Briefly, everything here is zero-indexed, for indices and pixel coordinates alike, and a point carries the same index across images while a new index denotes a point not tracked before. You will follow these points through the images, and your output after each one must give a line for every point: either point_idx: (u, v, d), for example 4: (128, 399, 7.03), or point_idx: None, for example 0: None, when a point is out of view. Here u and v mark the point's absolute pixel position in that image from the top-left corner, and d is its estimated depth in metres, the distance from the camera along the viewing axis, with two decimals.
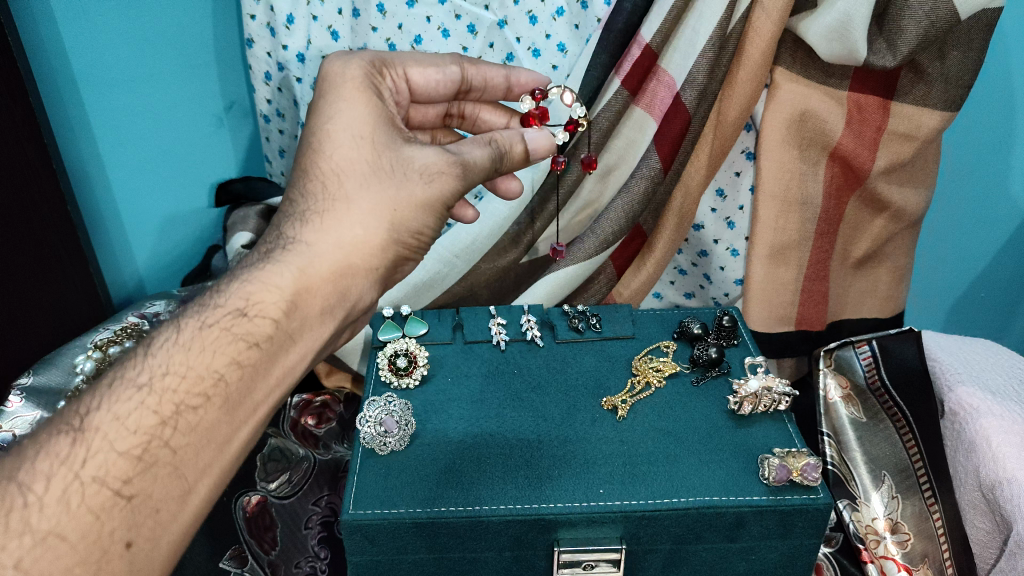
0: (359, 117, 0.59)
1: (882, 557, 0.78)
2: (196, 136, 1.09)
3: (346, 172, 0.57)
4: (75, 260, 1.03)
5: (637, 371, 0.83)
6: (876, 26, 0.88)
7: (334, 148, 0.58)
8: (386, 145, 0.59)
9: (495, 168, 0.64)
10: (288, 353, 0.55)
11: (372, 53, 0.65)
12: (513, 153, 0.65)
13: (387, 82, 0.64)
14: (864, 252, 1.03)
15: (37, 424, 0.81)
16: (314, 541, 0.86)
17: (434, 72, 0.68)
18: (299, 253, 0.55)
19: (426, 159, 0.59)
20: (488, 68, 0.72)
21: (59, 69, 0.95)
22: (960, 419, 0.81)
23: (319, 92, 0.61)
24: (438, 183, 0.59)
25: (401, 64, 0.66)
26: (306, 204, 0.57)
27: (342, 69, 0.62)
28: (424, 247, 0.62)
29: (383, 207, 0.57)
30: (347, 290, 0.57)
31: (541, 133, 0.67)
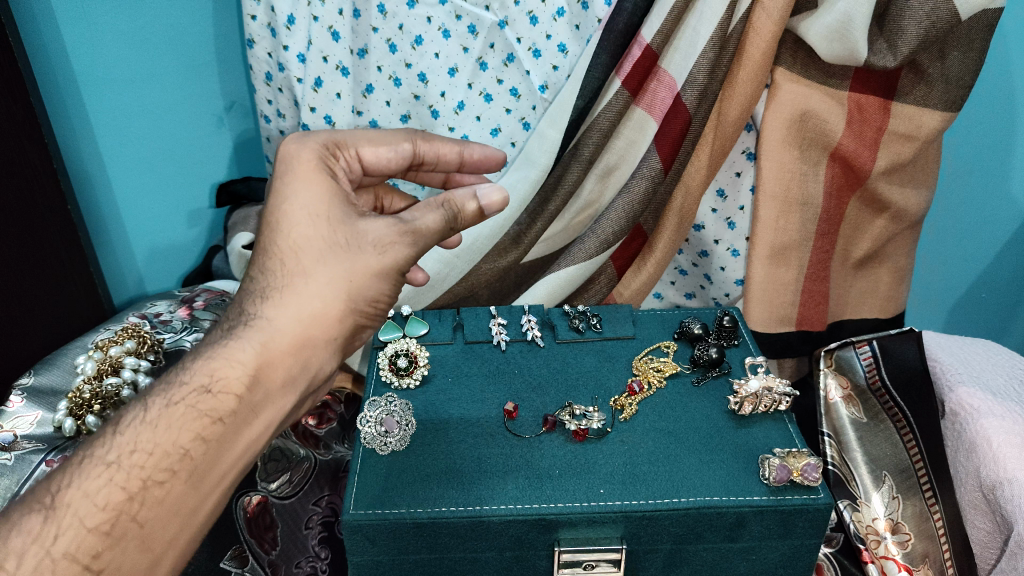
0: (314, 196, 0.59)
1: (883, 557, 0.78)
2: (196, 135, 1.08)
3: (303, 249, 0.58)
4: (75, 260, 1.04)
5: (637, 371, 0.84)
6: (876, 26, 0.88)
7: (291, 226, 0.58)
8: (340, 220, 0.59)
9: (449, 231, 0.62)
10: (251, 426, 0.57)
11: (326, 134, 0.65)
12: (466, 211, 0.62)
13: (341, 164, 0.64)
14: (865, 252, 1.02)
15: (41, 423, 0.81)
16: (314, 541, 0.88)
17: (386, 151, 0.66)
18: (259, 328, 0.57)
19: (378, 231, 0.59)
20: (441, 143, 0.67)
21: (60, 68, 0.96)
22: (960, 419, 0.80)
23: (276, 173, 0.61)
24: (391, 254, 0.59)
25: (353, 144, 0.65)
26: (265, 280, 0.58)
27: (297, 150, 0.62)
28: (383, 311, 0.62)
29: (339, 280, 0.57)
30: (308, 361, 0.58)
31: (496, 187, 0.64)
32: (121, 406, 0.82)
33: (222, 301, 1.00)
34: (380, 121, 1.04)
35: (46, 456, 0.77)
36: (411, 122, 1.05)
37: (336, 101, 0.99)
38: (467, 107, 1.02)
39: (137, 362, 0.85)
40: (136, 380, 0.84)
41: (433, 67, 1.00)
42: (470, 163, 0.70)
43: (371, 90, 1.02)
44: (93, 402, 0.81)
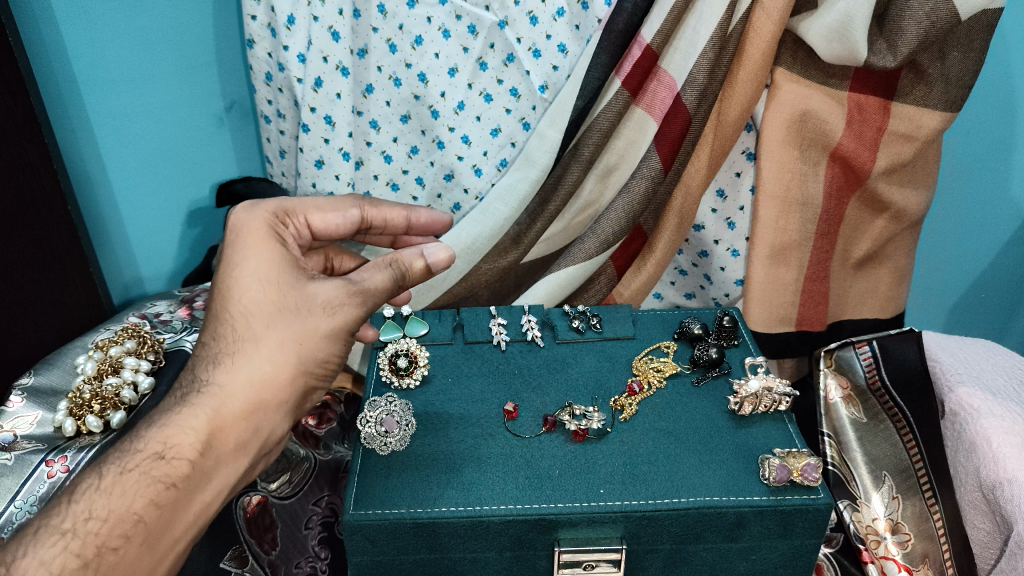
0: (264, 262, 0.64)
1: (883, 557, 0.79)
2: (197, 135, 1.08)
3: (254, 314, 0.62)
4: (75, 261, 1.04)
5: (637, 372, 0.84)
6: (876, 26, 0.88)
7: (241, 292, 0.63)
8: (290, 284, 0.64)
9: (397, 288, 0.68)
10: (203, 489, 0.61)
11: (276, 202, 0.70)
12: (413, 270, 0.68)
13: (290, 231, 0.69)
14: (865, 252, 1.02)
15: (41, 424, 0.80)
16: (313, 541, 0.89)
17: (335, 217, 0.72)
18: (212, 395, 0.61)
19: (328, 293, 0.64)
20: (388, 208, 0.76)
21: (59, 67, 0.95)
22: (960, 418, 0.80)
23: (227, 242, 0.66)
24: (340, 314, 0.64)
25: (302, 212, 0.70)
26: (217, 346, 0.63)
27: (247, 219, 0.67)
28: (333, 371, 0.67)
29: (290, 342, 0.63)
30: (259, 425, 0.63)
31: (442, 246, 0.70)
32: (122, 406, 0.82)
33: None
34: (380, 120, 1.05)
35: (46, 457, 0.77)
36: (411, 122, 1.05)
37: (336, 101, 0.98)
38: (468, 107, 1.02)
39: (138, 362, 0.85)
40: (137, 381, 0.84)
41: (434, 66, 0.99)
42: (416, 225, 0.80)
43: (371, 90, 1.02)
44: (92, 403, 0.81)
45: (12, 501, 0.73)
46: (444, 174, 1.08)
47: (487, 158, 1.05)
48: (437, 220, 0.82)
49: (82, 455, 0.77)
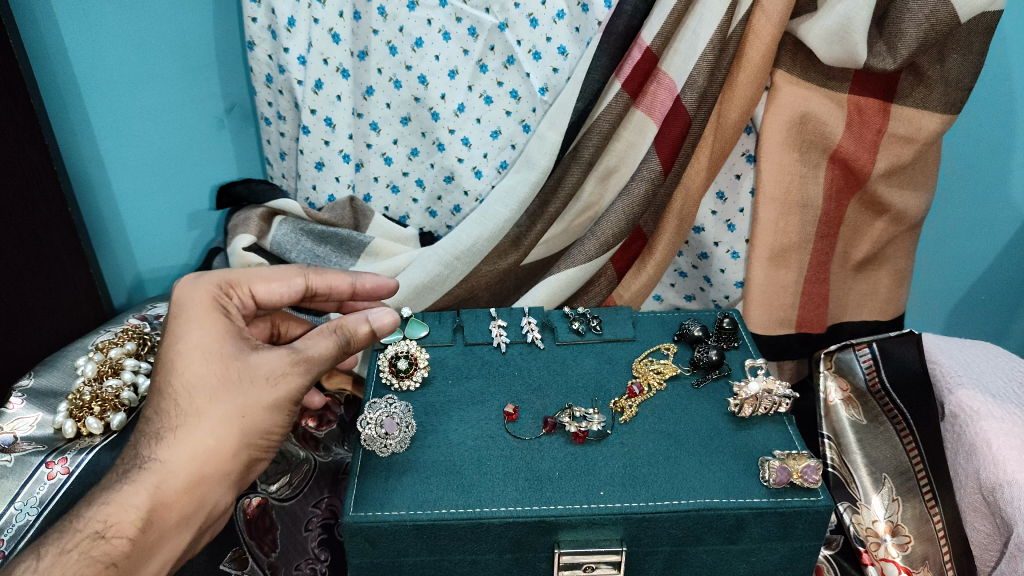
0: (206, 336, 0.66)
1: (882, 560, 0.79)
2: (197, 138, 1.08)
3: (196, 388, 0.64)
4: (75, 262, 1.05)
5: (637, 374, 0.84)
6: (876, 29, 0.88)
7: (184, 367, 0.64)
8: (233, 356, 0.66)
9: (342, 353, 0.70)
10: (146, 563, 0.62)
11: (221, 275, 0.72)
12: (358, 335, 0.70)
13: (234, 301, 0.72)
14: (865, 254, 1.02)
15: (41, 425, 0.80)
16: (313, 543, 0.89)
17: (279, 286, 0.74)
18: (154, 470, 0.62)
19: (271, 364, 0.66)
20: (332, 275, 0.77)
21: (60, 69, 0.96)
22: (960, 421, 0.78)
23: (172, 315, 0.68)
24: (283, 385, 0.66)
25: (245, 282, 0.72)
26: (160, 421, 0.64)
27: (191, 292, 0.69)
28: (275, 443, 0.69)
29: (231, 417, 0.64)
30: (203, 498, 0.64)
31: (387, 310, 0.72)
32: (121, 407, 0.82)
33: None
34: (380, 123, 1.05)
35: (46, 458, 0.77)
36: (411, 124, 1.05)
37: (336, 103, 0.99)
38: (467, 110, 1.02)
39: (138, 364, 0.85)
40: (137, 382, 0.84)
41: (434, 68, 0.99)
42: (363, 291, 0.81)
43: (371, 92, 1.02)
44: (92, 405, 0.81)
45: (12, 502, 0.73)
46: (444, 176, 1.07)
47: (487, 160, 1.05)
48: (385, 285, 0.82)
49: (82, 457, 0.77)
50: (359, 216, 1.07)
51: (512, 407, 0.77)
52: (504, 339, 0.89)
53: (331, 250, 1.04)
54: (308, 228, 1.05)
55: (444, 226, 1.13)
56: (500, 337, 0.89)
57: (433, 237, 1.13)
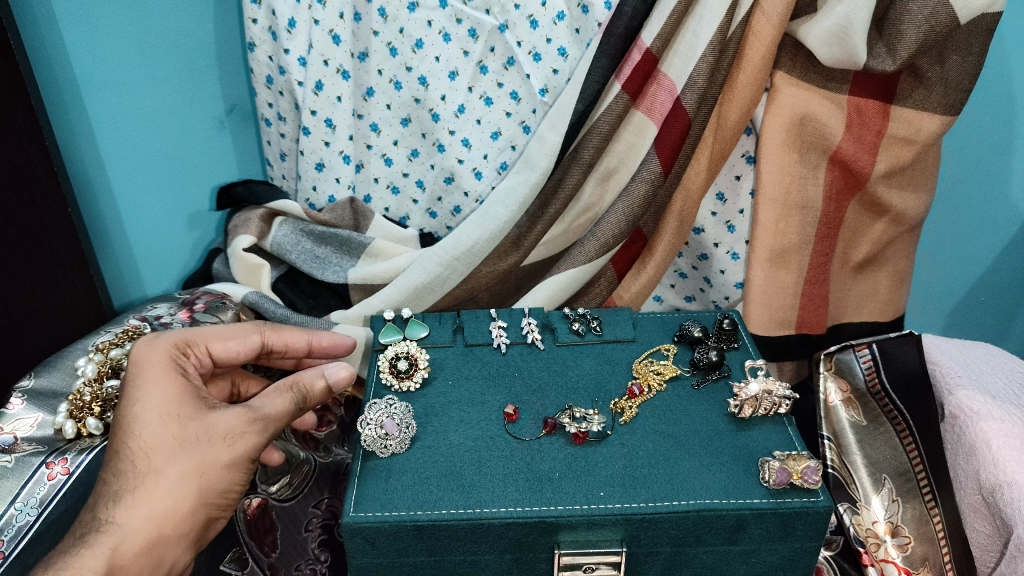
0: (164, 397, 0.66)
1: (883, 561, 0.79)
2: (197, 139, 1.08)
3: (154, 449, 0.64)
4: (76, 264, 1.05)
5: (637, 375, 0.84)
6: (876, 31, 0.88)
7: (141, 428, 0.64)
8: (190, 415, 0.66)
9: (297, 410, 0.72)
10: None
11: (178, 334, 0.73)
12: (315, 389, 0.72)
13: (192, 359, 0.73)
14: (865, 255, 1.02)
15: (42, 425, 0.80)
16: (314, 544, 0.89)
17: (235, 343, 0.77)
18: (111, 533, 0.61)
19: (229, 422, 0.67)
20: (288, 333, 0.81)
21: (60, 69, 0.95)
22: (960, 422, 0.78)
23: (129, 376, 0.68)
24: (241, 443, 0.67)
25: (203, 341, 0.74)
26: (117, 483, 0.63)
27: (148, 352, 0.70)
28: (234, 501, 0.69)
29: (190, 476, 0.64)
30: (160, 559, 0.63)
31: (341, 365, 0.75)
32: None
33: (222, 304, 0.98)
34: (380, 123, 1.05)
35: (47, 459, 0.77)
36: (411, 125, 1.05)
37: (336, 104, 0.99)
38: (468, 111, 1.02)
39: None
40: None
41: (434, 70, 0.99)
42: (318, 349, 0.84)
43: (371, 93, 1.02)
44: (93, 405, 0.81)
45: (12, 502, 0.73)
46: (444, 177, 1.07)
47: (487, 161, 1.05)
48: (339, 343, 0.85)
49: (82, 457, 0.78)
50: (359, 217, 1.07)
51: (511, 408, 0.77)
52: (502, 338, 0.89)
53: (331, 250, 1.06)
54: (309, 228, 1.06)
55: (444, 227, 1.13)
56: (499, 335, 0.89)
57: (433, 239, 1.12)
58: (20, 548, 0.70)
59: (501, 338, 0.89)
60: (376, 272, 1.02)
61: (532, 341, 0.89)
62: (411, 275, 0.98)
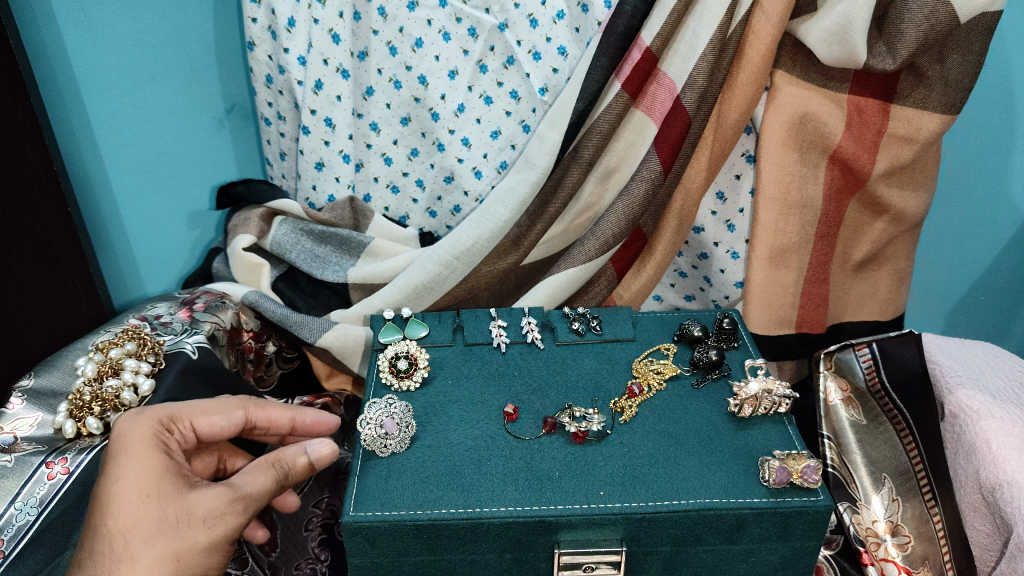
0: (144, 476, 0.62)
1: (883, 560, 0.79)
2: (197, 138, 1.08)
3: (132, 532, 0.60)
4: (75, 261, 1.05)
5: (637, 375, 0.84)
6: (876, 30, 0.88)
7: (119, 508, 0.61)
8: (171, 496, 0.62)
9: (278, 488, 0.68)
10: None
11: (163, 408, 0.69)
12: (296, 466, 0.69)
13: (176, 437, 0.68)
14: (865, 254, 1.02)
15: (42, 424, 0.80)
16: (313, 542, 0.89)
17: (219, 419, 0.71)
18: None
19: (209, 503, 0.63)
20: (274, 409, 0.74)
21: (59, 68, 0.95)
22: (960, 421, 0.78)
23: (110, 452, 0.65)
24: (221, 525, 0.63)
25: (187, 417, 0.69)
26: (91, 566, 0.59)
27: (131, 429, 0.66)
28: None
29: (166, 560, 0.60)
30: None
31: (326, 441, 0.71)
32: (121, 407, 0.82)
33: (222, 304, 0.98)
34: (380, 123, 1.05)
35: (46, 458, 0.77)
36: (411, 124, 1.05)
37: (336, 104, 0.99)
38: (467, 110, 1.02)
39: (138, 364, 0.84)
40: (137, 382, 0.83)
41: (434, 69, 0.99)
42: (302, 426, 0.78)
43: (371, 93, 1.02)
44: (93, 405, 0.81)
45: (12, 502, 0.73)
46: (443, 176, 1.07)
47: (487, 160, 1.05)
48: (326, 423, 0.79)
49: (81, 457, 0.78)
50: (359, 216, 1.07)
51: (511, 407, 0.77)
52: (502, 338, 0.89)
53: (331, 250, 1.06)
54: (309, 228, 1.06)
55: (444, 227, 1.13)
56: (499, 335, 0.89)
57: (434, 238, 1.12)
58: (20, 548, 0.70)
59: (501, 338, 0.89)
60: (376, 272, 1.02)
61: (532, 340, 0.89)
62: (411, 275, 0.98)
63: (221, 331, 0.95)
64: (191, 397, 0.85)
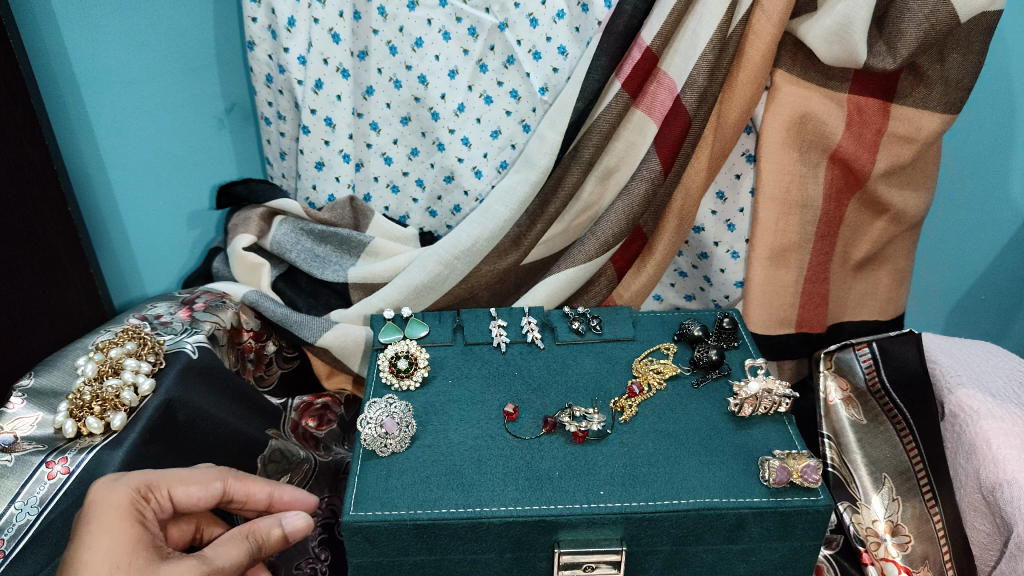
0: (114, 548, 0.63)
1: (883, 560, 0.79)
2: (196, 138, 1.07)
3: None
4: (75, 261, 1.06)
5: (637, 374, 0.84)
6: (876, 29, 0.88)
7: None
8: (141, 569, 0.62)
9: (251, 560, 0.69)
10: None
11: (142, 475, 0.69)
12: (270, 538, 0.70)
13: (151, 507, 0.68)
14: (865, 253, 1.02)
15: (42, 424, 0.80)
16: (313, 542, 0.89)
17: (196, 489, 0.71)
18: None
19: None
20: (252, 482, 0.73)
21: (59, 68, 0.95)
22: (960, 421, 0.79)
23: (84, 521, 0.65)
24: None
25: (165, 485, 0.69)
26: None
27: (106, 497, 0.66)
28: None
29: None
30: None
31: (300, 513, 0.72)
32: (122, 407, 0.81)
33: (222, 303, 0.98)
34: (380, 122, 1.05)
35: (46, 458, 0.77)
36: (411, 124, 1.05)
37: (336, 103, 0.99)
38: (467, 109, 1.02)
39: (138, 364, 0.84)
40: (137, 382, 0.82)
41: (434, 68, 0.99)
42: (279, 504, 0.76)
43: (371, 92, 1.02)
44: (93, 404, 0.80)
45: (12, 501, 0.73)
46: (444, 176, 1.07)
47: (487, 160, 1.05)
48: (304, 502, 0.77)
49: (81, 457, 0.77)
50: (359, 215, 1.07)
51: (511, 407, 0.77)
52: (502, 338, 0.89)
53: (331, 250, 1.06)
54: (309, 227, 1.06)
55: (444, 226, 1.13)
56: (499, 334, 0.89)
57: (434, 238, 1.12)
58: (20, 548, 0.70)
59: (501, 338, 0.89)
60: (376, 271, 1.02)
61: (534, 340, 0.89)
62: (411, 275, 0.98)
63: (221, 330, 0.95)
64: (192, 397, 0.85)
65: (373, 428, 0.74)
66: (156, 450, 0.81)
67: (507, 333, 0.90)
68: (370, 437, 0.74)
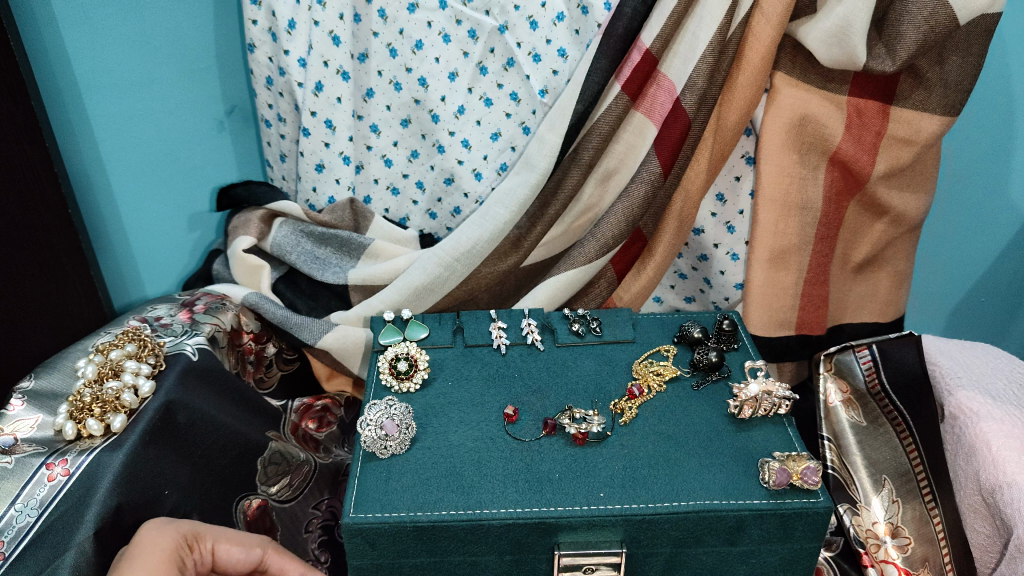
0: None
1: (883, 562, 0.79)
2: (196, 140, 1.08)
3: None
4: (75, 262, 1.05)
5: (637, 375, 0.84)
6: (875, 31, 0.88)
7: None
8: None
9: None
10: None
11: (191, 525, 0.75)
12: None
13: (194, 557, 0.73)
14: (864, 256, 1.02)
15: (42, 426, 0.80)
16: (314, 545, 0.93)
17: (239, 550, 0.76)
18: None
19: None
20: (288, 557, 0.79)
21: (59, 70, 0.95)
22: (960, 422, 0.79)
23: (128, 554, 0.70)
24: None
25: (211, 539, 0.75)
26: None
27: (155, 536, 0.72)
28: None
29: None
30: None
31: None
32: (122, 410, 0.81)
33: (222, 305, 0.98)
34: (380, 124, 1.05)
35: (46, 459, 0.77)
36: (411, 126, 1.05)
37: (336, 105, 1.00)
38: (468, 111, 1.02)
39: (138, 365, 0.84)
40: (137, 384, 0.83)
41: (434, 70, 0.99)
42: None
43: (371, 94, 1.02)
44: (93, 406, 0.80)
45: (12, 503, 0.73)
46: (443, 178, 1.07)
47: (487, 162, 1.05)
48: None
49: (82, 458, 0.77)
50: (359, 217, 1.07)
51: (511, 410, 0.77)
52: (502, 338, 0.89)
53: (331, 251, 1.06)
54: (308, 229, 1.06)
55: (444, 228, 1.12)
56: (498, 334, 0.89)
57: (433, 239, 1.12)
58: (20, 550, 0.70)
59: (501, 338, 0.89)
60: (376, 273, 1.02)
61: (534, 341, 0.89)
62: (411, 278, 0.97)
63: (221, 331, 0.95)
64: (192, 399, 0.86)
65: (373, 431, 0.74)
66: (156, 451, 0.80)
67: (506, 334, 0.90)
68: (370, 441, 0.74)
